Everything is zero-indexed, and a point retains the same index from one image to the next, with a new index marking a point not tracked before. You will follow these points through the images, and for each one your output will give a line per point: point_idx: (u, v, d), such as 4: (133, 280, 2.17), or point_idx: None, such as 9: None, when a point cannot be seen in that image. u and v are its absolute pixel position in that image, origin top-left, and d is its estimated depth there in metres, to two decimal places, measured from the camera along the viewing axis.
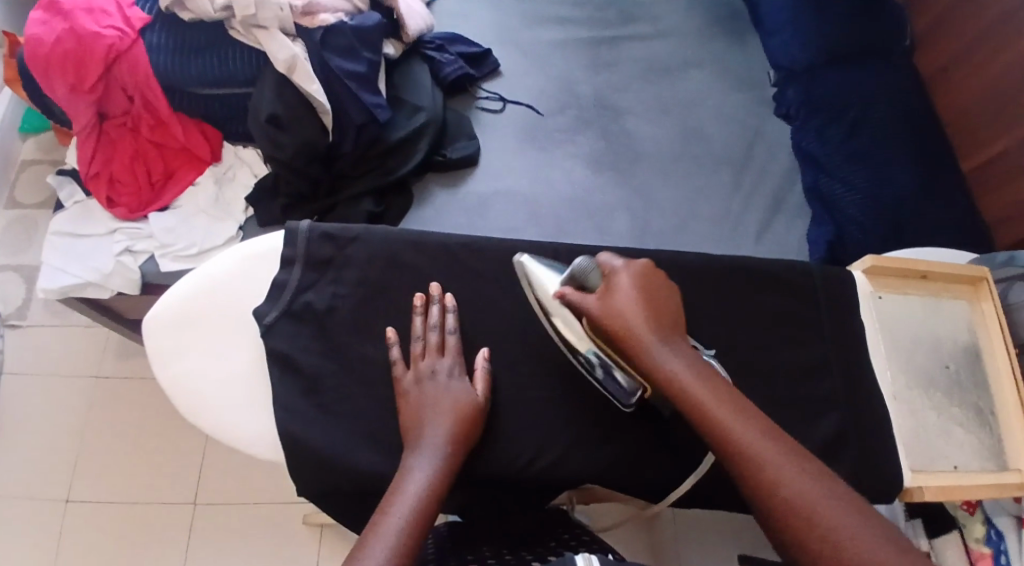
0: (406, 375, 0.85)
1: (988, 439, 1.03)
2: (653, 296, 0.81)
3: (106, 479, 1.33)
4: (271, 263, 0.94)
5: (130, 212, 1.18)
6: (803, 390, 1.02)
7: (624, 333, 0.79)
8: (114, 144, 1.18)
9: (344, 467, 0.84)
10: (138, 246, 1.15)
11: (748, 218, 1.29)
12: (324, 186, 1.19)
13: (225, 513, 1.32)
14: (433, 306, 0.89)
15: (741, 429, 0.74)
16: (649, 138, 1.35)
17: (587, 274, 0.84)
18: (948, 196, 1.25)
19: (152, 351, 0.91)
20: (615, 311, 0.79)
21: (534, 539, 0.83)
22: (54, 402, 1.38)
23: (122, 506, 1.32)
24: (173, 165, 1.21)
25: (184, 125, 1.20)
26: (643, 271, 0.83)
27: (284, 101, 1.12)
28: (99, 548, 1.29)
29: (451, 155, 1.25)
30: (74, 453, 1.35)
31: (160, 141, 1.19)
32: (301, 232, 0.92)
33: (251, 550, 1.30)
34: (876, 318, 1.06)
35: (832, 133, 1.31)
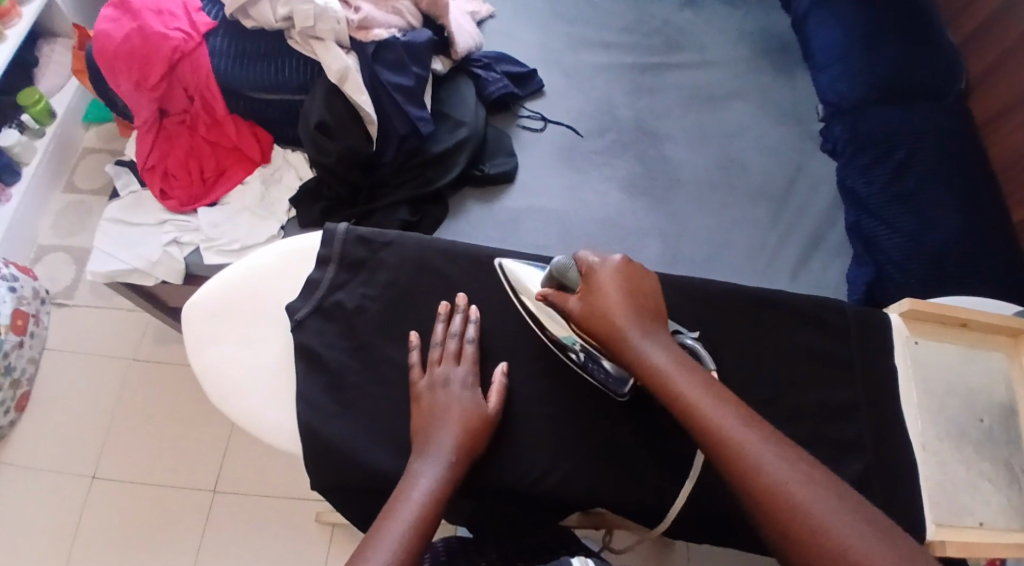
0: (422, 379, 0.86)
1: (1017, 497, 1.01)
2: (633, 291, 0.82)
3: (132, 459, 1.38)
4: (307, 261, 0.97)
5: (180, 206, 1.23)
6: (825, 430, 1.02)
7: (607, 332, 0.80)
8: (171, 139, 1.24)
9: (360, 465, 0.86)
10: (185, 237, 1.20)
11: (785, 254, 1.30)
12: (364, 192, 1.23)
13: (241, 503, 1.36)
14: (456, 315, 0.91)
15: (730, 422, 0.73)
16: (687, 165, 1.36)
17: (566, 271, 0.86)
18: (994, 248, 1.23)
19: (189, 337, 0.94)
20: (595, 310, 0.81)
21: (536, 556, 0.84)
22: (91, 380, 1.44)
23: (144, 486, 1.36)
24: (224, 163, 1.25)
25: (237, 126, 1.24)
26: (623, 265, 0.83)
27: (334, 109, 1.17)
28: (119, 525, 1.33)
29: (490, 170, 1.28)
30: (106, 430, 1.40)
31: (215, 140, 1.24)
32: (337, 234, 0.95)
33: (267, 542, 1.33)
34: (907, 361, 1.05)
35: (877, 174, 1.30)
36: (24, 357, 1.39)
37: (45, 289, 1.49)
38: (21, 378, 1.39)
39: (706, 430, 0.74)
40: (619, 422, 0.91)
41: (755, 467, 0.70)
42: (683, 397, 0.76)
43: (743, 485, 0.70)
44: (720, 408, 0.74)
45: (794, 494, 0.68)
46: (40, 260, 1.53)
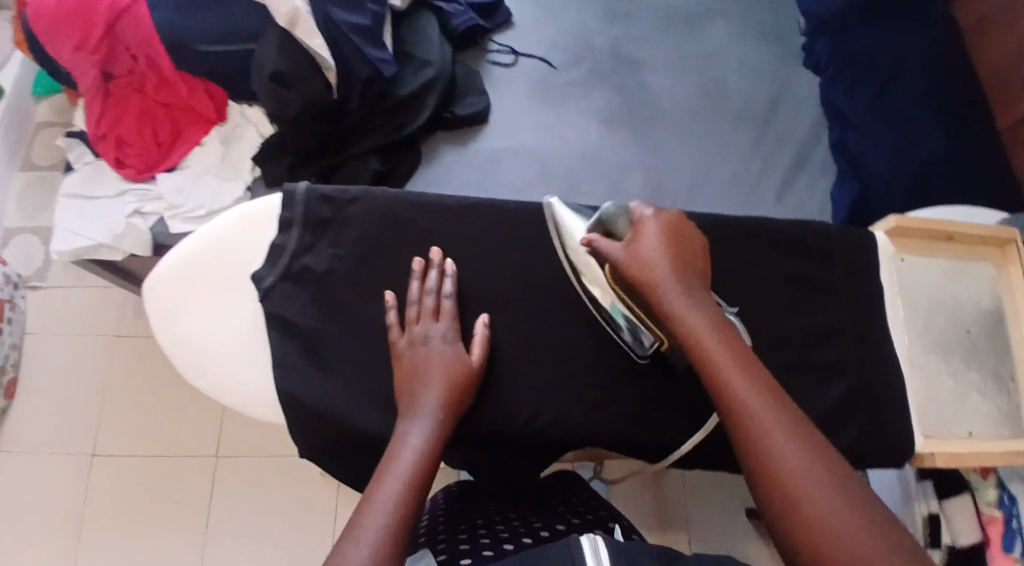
0: (401, 339, 0.85)
1: (1006, 405, 1.05)
2: (680, 248, 0.80)
3: (131, 434, 1.38)
4: (267, 225, 0.94)
5: (138, 173, 1.19)
6: (812, 353, 1.03)
7: (645, 281, 0.78)
8: (122, 104, 1.19)
9: (345, 426, 0.86)
10: (147, 207, 1.16)
11: (768, 177, 1.30)
12: (331, 144, 1.19)
13: (245, 466, 1.36)
14: (432, 270, 0.89)
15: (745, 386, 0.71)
16: (667, 93, 1.34)
17: (614, 219, 0.84)
18: (986, 154, 1.20)
19: (155, 315, 0.92)
20: (639, 257, 0.79)
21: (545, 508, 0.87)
22: (77, 361, 1.43)
23: (145, 459, 1.36)
24: (180, 125, 1.21)
25: (190, 84, 1.19)
26: (674, 224, 0.82)
27: (289, 56, 1.12)
28: (126, 499, 1.34)
29: (460, 112, 1.25)
30: (99, 409, 1.40)
31: (167, 101, 1.20)
32: (298, 194, 0.92)
33: (276, 497, 1.35)
34: (893, 280, 1.07)
35: (863, 89, 1.27)
36: (6, 344, 1.38)
37: (17, 273, 1.46)
38: (6, 365, 1.38)
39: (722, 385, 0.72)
40: (608, 362, 0.90)
41: (763, 441, 0.69)
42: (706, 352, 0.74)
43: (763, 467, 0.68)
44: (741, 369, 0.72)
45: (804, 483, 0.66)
46: (9, 243, 1.50)
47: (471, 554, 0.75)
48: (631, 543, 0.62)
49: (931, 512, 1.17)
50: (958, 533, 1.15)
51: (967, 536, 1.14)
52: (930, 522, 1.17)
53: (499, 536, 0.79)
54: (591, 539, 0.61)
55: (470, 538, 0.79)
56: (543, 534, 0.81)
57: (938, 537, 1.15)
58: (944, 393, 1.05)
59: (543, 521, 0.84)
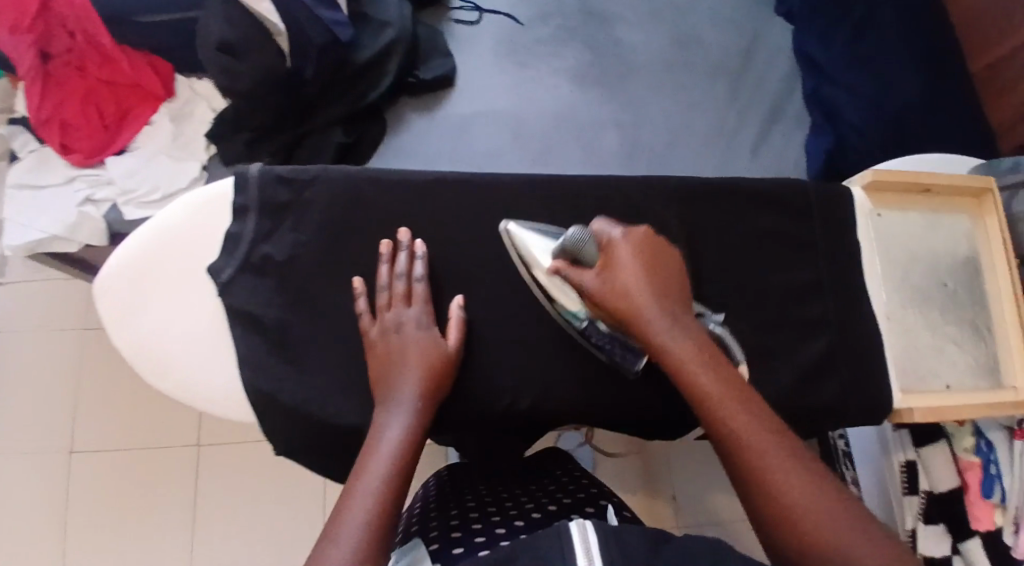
0: (373, 327, 0.83)
1: (982, 354, 1.06)
2: (653, 273, 0.77)
3: (106, 427, 1.35)
4: (221, 215, 0.89)
5: (85, 158, 1.12)
6: (791, 313, 1.01)
7: (626, 315, 0.76)
8: (63, 87, 1.13)
9: (321, 419, 0.84)
10: (99, 194, 1.10)
11: (744, 132, 1.27)
12: (290, 117, 1.14)
13: (226, 451, 1.35)
14: (401, 253, 0.86)
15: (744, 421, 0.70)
16: (638, 46, 1.31)
17: (580, 246, 0.79)
18: (953, 99, 1.23)
19: (108, 316, 0.88)
20: (616, 290, 0.76)
21: (540, 490, 0.86)
22: (45, 356, 1.39)
23: (123, 451, 1.34)
24: (127, 103, 1.15)
25: (132, 59, 1.14)
26: (644, 243, 0.78)
27: (236, 24, 1.06)
28: (108, 492, 1.32)
29: (425, 76, 1.20)
30: (74, 403, 1.36)
31: (111, 79, 1.14)
32: (251, 176, 0.88)
33: (263, 479, 1.34)
34: (871, 236, 1.05)
35: (837, 36, 1.26)
36: None
37: None
38: None
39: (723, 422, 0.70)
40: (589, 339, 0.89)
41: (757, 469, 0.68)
42: (703, 388, 0.72)
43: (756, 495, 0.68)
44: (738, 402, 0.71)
45: (798, 509, 0.65)
46: None
47: (461, 542, 0.75)
48: (621, 526, 0.61)
49: (908, 461, 1.19)
50: (935, 481, 1.17)
51: (945, 483, 1.16)
52: (907, 470, 1.19)
53: (491, 520, 0.79)
54: (580, 526, 0.60)
55: (460, 524, 0.79)
56: (536, 515, 0.80)
57: (916, 484, 1.18)
58: (923, 345, 1.05)
59: (534, 502, 0.83)
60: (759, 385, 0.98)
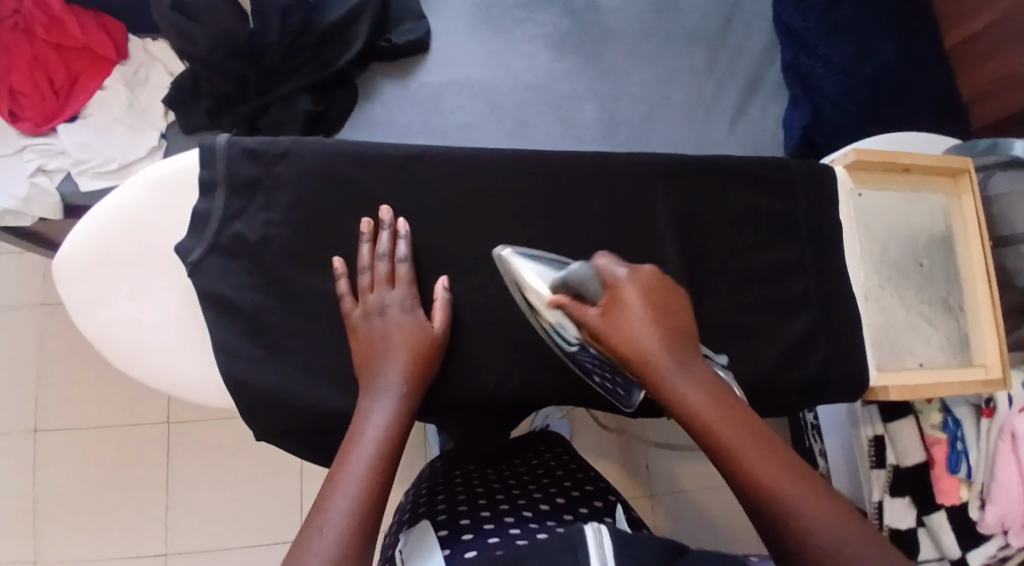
0: (355, 309, 0.81)
1: (956, 333, 1.07)
2: (660, 314, 0.73)
3: (69, 408, 1.29)
4: (190, 192, 0.84)
5: (36, 126, 1.04)
6: (775, 296, 1.01)
7: (633, 357, 0.72)
8: (7, 48, 1.03)
9: (301, 407, 0.82)
10: (52, 164, 1.03)
11: (724, 103, 1.25)
12: (253, 84, 1.08)
13: (197, 430, 1.30)
14: (382, 232, 0.83)
15: (760, 462, 0.67)
16: (617, 12, 1.27)
17: (586, 281, 0.75)
18: (923, 74, 1.25)
19: (70, 300, 0.83)
20: (620, 331, 0.72)
21: (550, 478, 0.86)
22: (1, 333, 1.30)
23: (89, 432, 1.29)
24: (77, 69, 1.07)
25: (82, 20, 1.06)
26: (650, 284, 0.75)
27: None
28: (73, 474, 1.27)
29: (398, 41, 1.15)
30: (33, 385, 1.29)
31: (59, 42, 1.05)
32: (218, 149, 0.83)
33: (236, 458, 1.30)
34: (852, 215, 1.04)
35: (813, 5, 1.24)
36: None
37: None
38: None
39: (741, 465, 0.67)
40: None
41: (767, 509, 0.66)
42: (715, 434, 0.69)
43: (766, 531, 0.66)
44: (753, 442, 0.68)
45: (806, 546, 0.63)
46: None
47: (470, 528, 0.76)
48: (633, 534, 0.61)
49: (877, 434, 1.18)
50: (902, 454, 1.18)
51: (911, 456, 1.18)
52: (875, 444, 1.18)
53: (499, 508, 0.79)
54: (594, 529, 0.60)
55: (470, 509, 0.79)
56: (544, 508, 0.80)
57: (883, 458, 1.18)
58: (900, 325, 1.04)
59: (544, 491, 0.83)
60: (742, 365, 0.98)
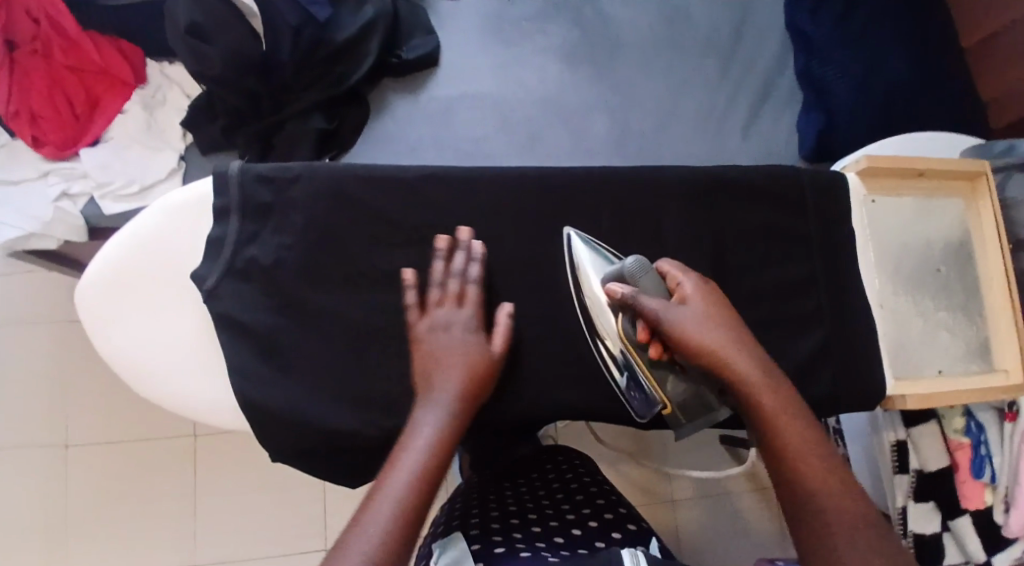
0: (420, 323, 0.82)
1: (974, 337, 1.06)
2: (718, 317, 0.79)
3: (97, 423, 1.32)
4: (205, 217, 0.87)
5: (59, 150, 1.07)
6: (788, 308, 1.00)
7: (699, 345, 0.76)
8: (27, 73, 1.07)
9: (316, 427, 0.83)
10: (74, 188, 1.06)
11: (737, 111, 1.26)
12: (266, 101, 1.10)
13: (222, 443, 1.33)
14: (458, 252, 0.85)
15: (807, 457, 0.73)
16: (626, 23, 1.27)
17: (637, 275, 0.80)
18: (939, 81, 1.25)
19: (90, 326, 0.86)
20: (686, 324, 0.77)
21: (581, 498, 0.92)
22: (31, 350, 1.34)
23: (116, 447, 1.32)
24: (96, 92, 1.10)
25: (99, 44, 1.09)
26: (707, 292, 0.81)
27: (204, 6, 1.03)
28: (101, 488, 1.30)
29: (408, 56, 1.16)
30: (63, 402, 1.32)
31: (77, 66, 1.08)
32: (231, 176, 0.85)
33: (259, 470, 1.33)
34: (865, 222, 1.04)
35: (827, 10, 1.25)
36: None
37: None
38: None
39: (785, 456, 0.74)
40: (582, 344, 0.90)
41: (811, 497, 0.71)
42: (768, 425, 0.75)
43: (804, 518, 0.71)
44: (801, 438, 0.74)
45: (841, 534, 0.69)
46: None
47: (504, 543, 0.82)
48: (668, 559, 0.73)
49: (899, 440, 1.16)
50: (925, 459, 1.16)
51: (935, 461, 1.16)
52: (898, 449, 1.16)
53: (532, 531, 0.85)
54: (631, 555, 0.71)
55: (502, 527, 0.85)
56: (574, 532, 0.86)
57: (906, 463, 1.16)
58: (915, 333, 1.04)
59: (575, 512, 0.90)
60: None
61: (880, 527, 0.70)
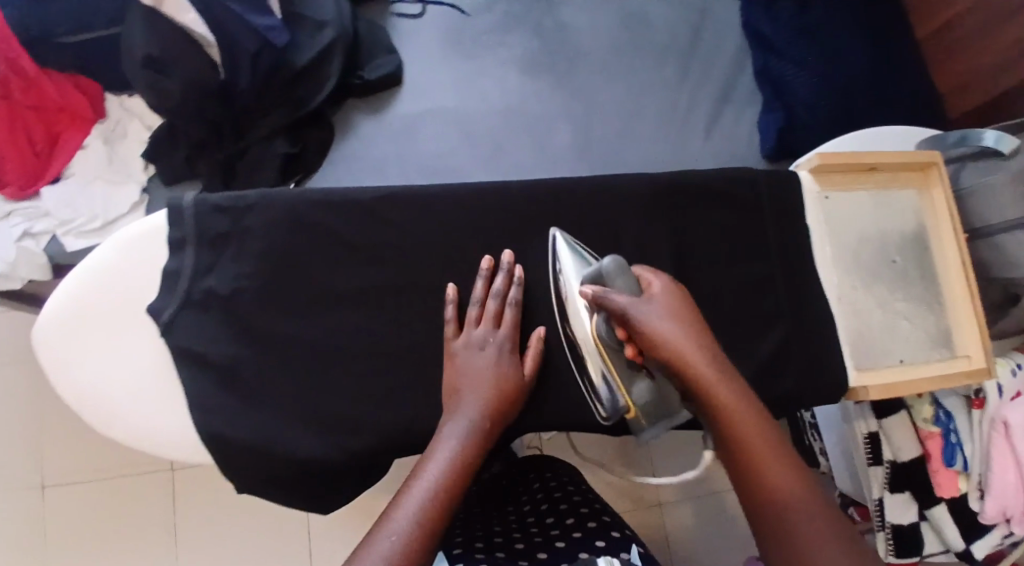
0: (457, 338, 0.86)
1: (935, 325, 1.08)
2: (690, 319, 0.79)
3: (75, 461, 1.32)
4: (158, 247, 0.88)
5: (21, 190, 1.09)
6: (748, 309, 1.02)
7: (668, 346, 0.76)
8: None
9: (281, 455, 0.84)
10: (37, 227, 1.07)
11: (698, 112, 1.27)
12: (228, 128, 1.11)
13: (201, 472, 1.34)
14: (500, 273, 0.89)
15: (772, 465, 0.73)
16: (586, 30, 1.30)
17: (614, 276, 0.81)
18: (896, 74, 1.28)
19: (50, 367, 0.86)
20: (656, 323, 0.77)
21: (568, 511, 0.94)
22: None
23: (94, 484, 1.32)
24: (57, 128, 1.11)
25: (56, 80, 1.10)
26: (681, 296, 0.82)
27: (161, 37, 1.03)
28: (82, 526, 1.30)
29: (370, 76, 1.18)
30: (38, 443, 1.32)
31: (37, 104, 1.10)
32: (185, 206, 0.87)
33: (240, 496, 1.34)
34: (819, 216, 1.07)
35: (782, 7, 1.28)
36: None
37: None
38: None
39: (747, 460, 0.74)
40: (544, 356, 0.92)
41: (778, 506, 0.72)
42: (735, 432, 0.75)
43: (773, 526, 0.71)
44: (765, 440, 0.75)
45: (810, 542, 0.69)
46: None
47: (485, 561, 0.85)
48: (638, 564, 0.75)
49: (872, 432, 1.17)
50: (898, 449, 1.17)
51: (907, 451, 1.17)
52: (871, 441, 1.17)
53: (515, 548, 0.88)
54: None
55: (486, 547, 0.88)
56: (557, 545, 0.88)
57: (880, 454, 1.17)
58: (875, 325, 1.06)
59: (561, 527, 0.92)
60: None
61: (845, 531, 0.70)
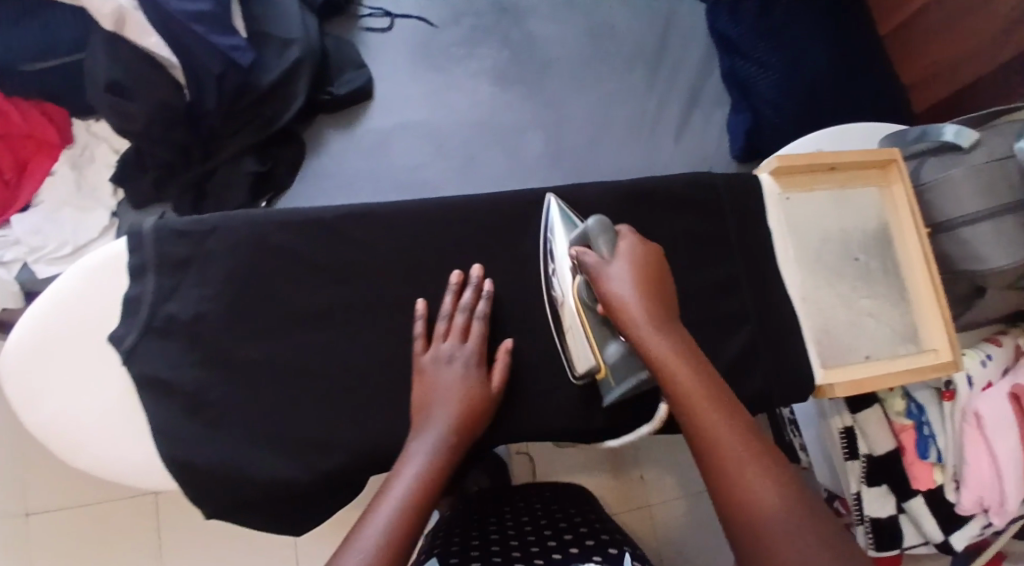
0: (425, 354, 0.86)
1: (900, 321, 1.10)
2: (656, 281, 0.80)
3: (56, 488, 1.33)
4: (121, 274, 0.90)
5: None
6: (713, 312, 1.04)
7: (624, 304, 0.78)
8: None
9: (246, 476, 0.86)
10: (7, 255, 1.08)
11: (666, 117, 1.30)
12: (196, 149, 1.12)
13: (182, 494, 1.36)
14: (467, 287, 0.91)
15: (725, 436, 0.73)
16: (553, 39, 1.31)
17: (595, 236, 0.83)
18: (857, 73, 1.30)
19: (16, 398, 0.88)
20: (619, 281, 0.79)
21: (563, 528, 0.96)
22: None
23: (76, 511, 1.33)
24: (25, 155, 1.12)
25: (21, 107, 1.11)
26: (658, 257, 0.82)
27: (124, 64, 1.03)
28: (64, 554, 1.31)
29: (339, 92, 1.19)
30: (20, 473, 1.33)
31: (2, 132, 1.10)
32: (145, 233, 0.88)
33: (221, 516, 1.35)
34: (781, 218, 1.09)
35: (745, 9, 1.29)
36: None
37: None
38: None
39: (695, 426, 0.74)
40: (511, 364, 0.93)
41: (728, 480, 0.71)
42: (688, 398, 0.75)
43: (723, 501, 0.71)
44: (724, 421, 0.74)
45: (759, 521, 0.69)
46: None
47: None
48: None
49: (846, 426, 1.19)
50: (873, 444, 1.19)
51: (882, 445, 1.19)
52: (846, 435, 1.19)
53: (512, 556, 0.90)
54: None
55: (482, 555, 0.89)
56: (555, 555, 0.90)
57: (856, 448, 1.19)
58: (841, 322, 1.08)
59: (558, 540, 0.93)
60: None
61: (797, 509, 0.69)
